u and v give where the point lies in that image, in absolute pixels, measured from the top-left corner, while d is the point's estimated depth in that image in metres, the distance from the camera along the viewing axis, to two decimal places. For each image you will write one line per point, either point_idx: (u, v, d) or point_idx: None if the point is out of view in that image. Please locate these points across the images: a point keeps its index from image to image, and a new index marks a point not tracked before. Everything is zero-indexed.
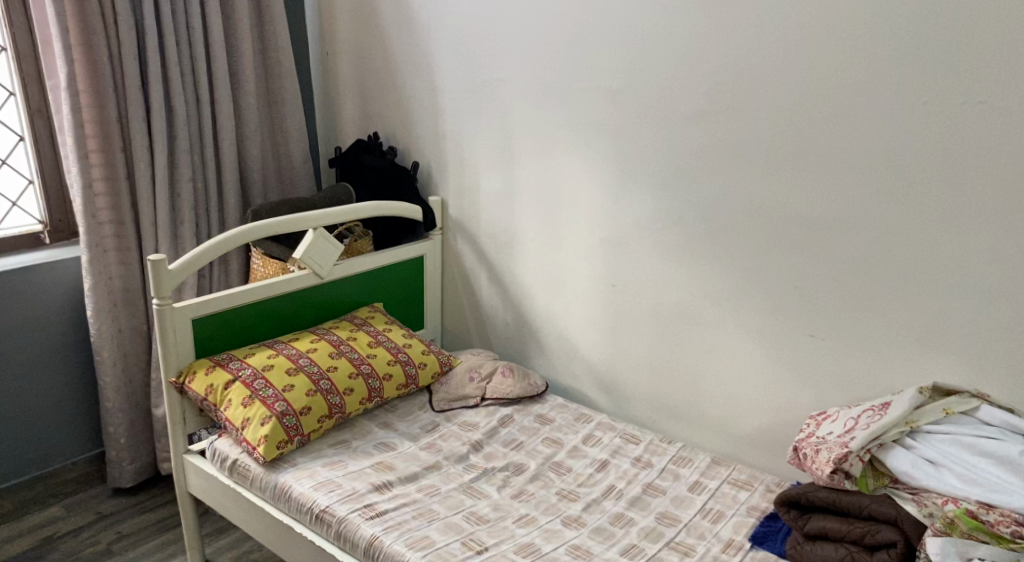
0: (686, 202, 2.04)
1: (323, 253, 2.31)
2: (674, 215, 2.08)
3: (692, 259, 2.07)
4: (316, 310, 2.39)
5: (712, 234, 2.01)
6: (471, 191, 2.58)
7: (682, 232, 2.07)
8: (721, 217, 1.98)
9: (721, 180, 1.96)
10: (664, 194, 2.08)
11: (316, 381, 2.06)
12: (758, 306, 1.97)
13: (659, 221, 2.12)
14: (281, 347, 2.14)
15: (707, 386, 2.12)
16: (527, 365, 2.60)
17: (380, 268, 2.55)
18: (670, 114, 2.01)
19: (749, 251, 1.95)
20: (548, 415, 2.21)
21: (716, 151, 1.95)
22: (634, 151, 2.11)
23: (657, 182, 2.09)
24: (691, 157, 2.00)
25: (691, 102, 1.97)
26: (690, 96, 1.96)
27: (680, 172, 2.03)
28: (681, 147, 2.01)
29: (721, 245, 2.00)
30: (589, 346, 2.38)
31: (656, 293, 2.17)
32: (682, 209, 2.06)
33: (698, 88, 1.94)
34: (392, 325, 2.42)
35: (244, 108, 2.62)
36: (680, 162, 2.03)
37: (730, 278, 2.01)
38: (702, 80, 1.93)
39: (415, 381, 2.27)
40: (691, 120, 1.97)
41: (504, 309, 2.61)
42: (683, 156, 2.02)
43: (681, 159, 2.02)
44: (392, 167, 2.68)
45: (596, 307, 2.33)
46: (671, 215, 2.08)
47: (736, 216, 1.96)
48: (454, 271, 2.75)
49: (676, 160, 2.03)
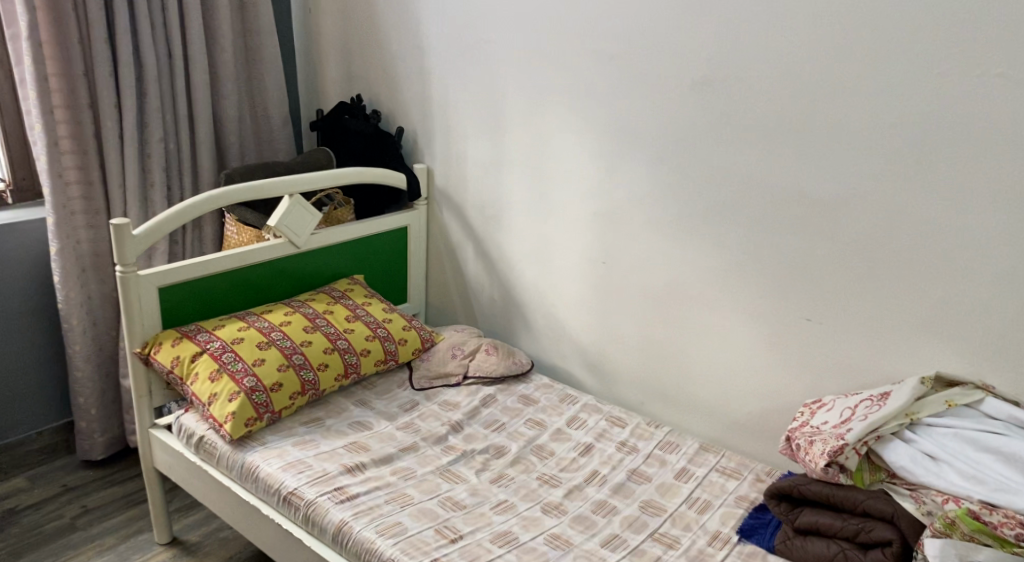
0: (683, 176, 1.94)
1: (301, 220, 2.22)
2: (669, 189, 1.97)
3: (686, 236, 1.97)
4: (292, 281, 2.28)
5: (708, 210, 1.91)
6: (458, 160, 2.46)
7: (678, 208, 1.97)
8: (720, 193, 1.88)
9: (719, 153, 1.85)
10: (660, 167, 1.98)
11: (289, 356, 1.97)
12: (754, 287, 1.88)
13: (654, 196, 2.01)
14: (254, 319, 2.04)
15: (698, 369, 2.04)
16: (512, 342, 2.51)
17: (361, 239, 2.44)
18: (668, 82, 1.89)
19: (747, 229, 1.86)
20: (533, 395, 2.13)
21: (717, 122, 1.83)
22: (628, 120, 2.00)
23: (652, 154, 1.98)
24: (690, 128, 1.89)
25: (689, 69, 1.85)
26: (689, 62, 1.84)
27: (677, 144, 1.92)
28: (680, 117, 1.90)
29: (718, 222, 1.91)
30: (578, 325, 2.30)
31: (649, 273, 2.08)
32: (679, 184, 1.95)
33: (698, 54, 1.82)
34: (372, 298, 2.32)
35: (220, 65, 2.48)
36: (678, 133, 1.91)
37: (727, 256, 1.91)
38: (703, 46, 1.81)
39: (394, 357, 2.18)
40: (691, 88, 1.86)
41: (491, 284, 2.51)
42: (681, 128, 1.90)
43: (680, 131, 1.91)
44: (376, 132, 2.56)
45: (586, 285, 2.25)
46: (667, 189, 1.98)
47: (733, 192, 1.86)
48: (440, 243, 2.64)
49: (674, 131, 1.92)
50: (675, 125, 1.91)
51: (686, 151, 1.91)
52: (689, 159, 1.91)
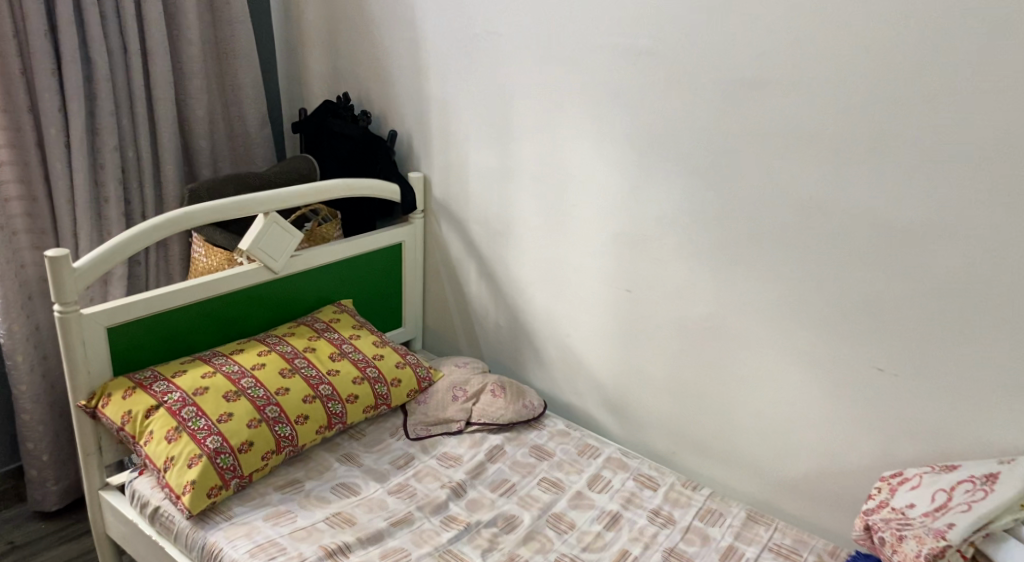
0: (728, 195, 1.63)
1: (278, 241, 1.92)
2: (709, 210, 1.67)
3: (729, 266, 1.67)
4: (268, 311, 1.98)
5: (758, 236, 1.61)
6: (460, 168, 2.15)
7: (721, 232, 1.66)
8: (773, 216, 1.57)
9: (774, 169, 1.55)
10: (699, 183, 1.67)
11: (261, 408, 1.66)
12: (813, 328, 1.58)
13: (691, 217, 1.70)
14: (221, 362, 1.74)
15: (744, 418, 1.74)
16: (520, 376, 2.21)
17: (348, 259, 2.14)
18: (710, 83, 1.58)
19: (805, 261, 1.55)
20: (547, 447, 1.83)
21: (772, 133, 1.53)
22: (660, 128, 1.69)
23: (689, 169, 1.67)
24: (737, 139, 1.58)
25: (738, 69, 1.54)
26: (738, 61, 1.53)
27: (722, 157, 1.61)
28: (726, 124, 1.59)
29: (769, 251, 1.60)
30: (597, 360, 1.99)
31: (682, 306, 1.78)
32: (723, 204, 1.64)
33: (750, 49, 1.51)
34: (361, 330, 2.01)
35: (188, 61, 2.17)
36: (723, 144, 1.60)
37: (780, 290, 1.61)
38: (756, 40, 1.50)
39: (387, 402, 1.87)
40: (739, 90, 1.55)
41: (497, 309, 2.20)
42: (725, 138, 1.60)
43: (725, 141, 1.60)
44: (366, 136, 2.24)
45: (607, 316, 1.94)
46: (707, 210, 1.67)
47: (789, 216, 1.55)
48: (438, 261, 2.33)
49: (717, 142, 1.61)
50: (719, 132, 1.60)
51: (732, 165, 1.60)
52: (734, 174, 1.61)
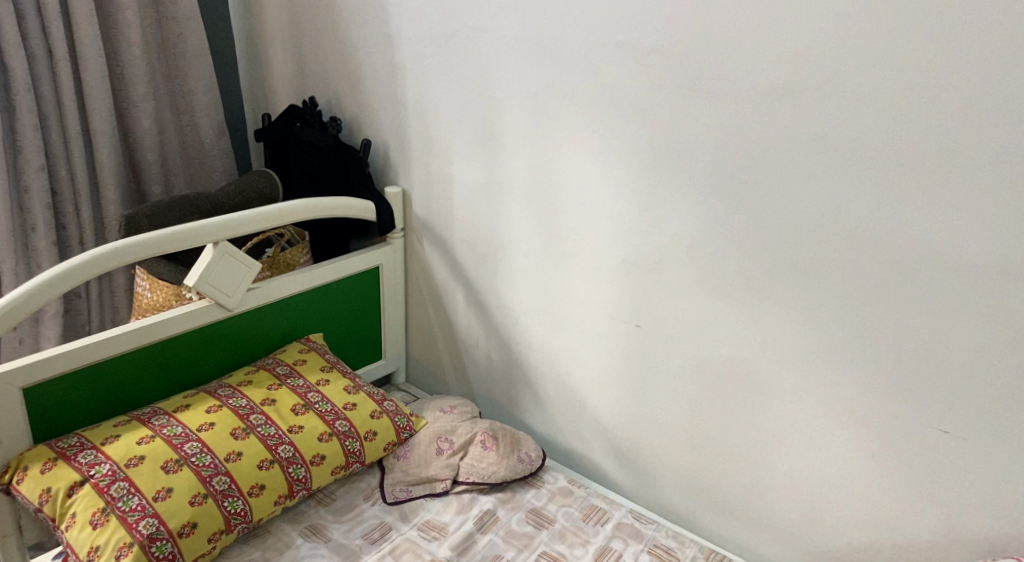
0: (758, 218, 1.36)
1: (229, 273, 1.65)
2: (735, 237, 1.40)
3: (759, 302, 1.41)
4: (222, 353, 1.72)
5: (794, 269, 1.34)
6: (442, 183, 1.88)
7: (749, 263, 1.40)
8: (812, 244, 1.31)
9: (812, 190, 1.29)
10: (721, 205, 1.40)
11: (207, 480, 1.41)
12: (862, 378, 1.32)
13: (712, 244, 1.44)
14: (162, 422, 1.48)
15: (774, 477, 1.48)
16: (515, 416, 1.94)
17: (317, 290, 1.87)
18: (736, 88, 1.32)
19: (852, 299, 1.29)
20: (546, 510, 1.57)
21: (812, 147, 1.26)
22: (675, 140, 1.42)
23: (709, 188, 1.41)
24: (768, 153, 1.32)
25: (770, 71, 1.27)
26: (769, 61, 1.27)
27: (750, 175, 1.35)
28: (756, 136, 1.32)
29: (807, 286, 1.34)
30: (603, 403, 1.73)
31: (702, 346, 1.51)
32: (751, 230, 1.38)
33: (785, 47, 1.25)
34: (331, 372, 1.75)
35: (129, 64, 1.89)
36: (751, 159, 1.34)
37: (823, 331, 1.34)
38: (793, 35, 1.23)
39: (360, 459, 1.62)
40: (772, 95, 1.28)
41: (487, 341, 1.94)
42: (754, 153, 1.33)
43: (754, 156, 1.33)
44: (337, 146, 1.99)
45: (613, 353, 1.68)
46: (732, 235, 1.41)
47: (832, 246, 1.29)
48: (421, 285, 2.07)
49: (744, 156, 1.35)
50: (748, 145, 1.34)
51: (764, 183, 1.34)
52: (766, 195, 1.34)
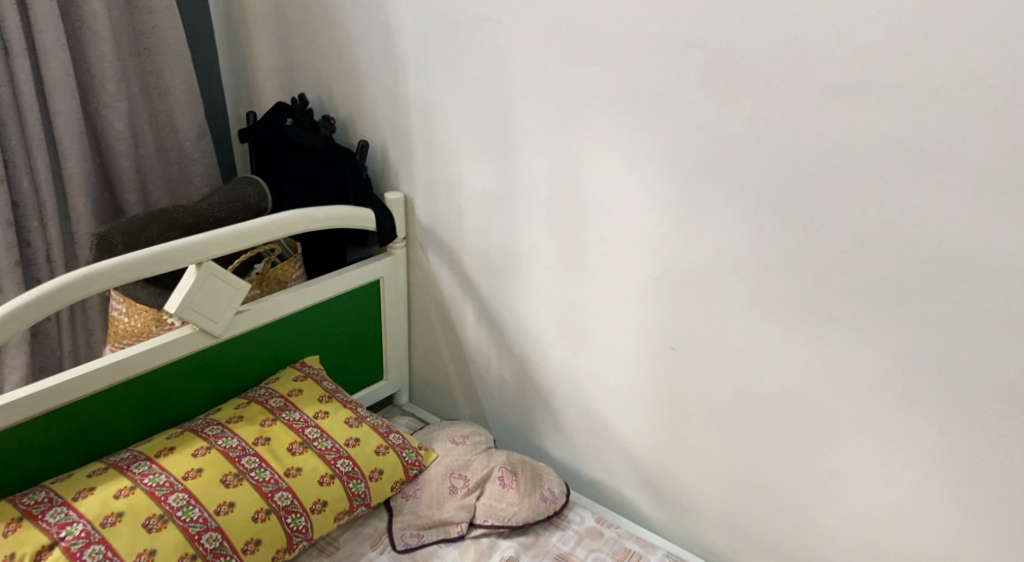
0: (818, 238, 1.21)
1: (215, 297, 1.47)
2: (790, 256, 1.25)
3: (817, 330, 1.27)
4: (209, 384, 1.54)
5: (861, 295, 1.21)
6: (449, 189, 1.71)
7: (807, 286, 1.25)
8: (884, 268, 1.17)
9: (884, 207, 1.14)
10: (773, 220, 1.25)
11: (195, 538, 1.24)
12: (937, 417, 1.19)
13: (762, 264, 1.28)
14: (143, 471, 1.30)
15: (831, 520, 1.36)
16: (532, 442, 1.78)
17: (312, 309, 1.69)
18: (793, 88, 1.16)
19: (928, 330, 1.16)
20: (575, 556, 1.42)
21: (886, 158, 1.11)
22: (720, 147, 1.26)
23: (760, 201, 1.25)
24: (832, 163, 1.16)
25: (835, 71, 1.12)
26: (835, 59, 1.11)
27: (809, 187, 1.19)
28: (818, 145, 1.16)
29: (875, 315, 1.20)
30: (632, 432, 1.57)
31: (749, 375, 1.37)
32: (809, 249, 1.23)
33: (853, 43, 1.09)
34: (330, 402, 1.58)
35: (99, 60, 1.69)
36: (811, 171, 1.18)
37: (892, 366, 1.21)
38: (865, 27, 1.07)
39: (365, 502, 1.46)
40: (837, 97, 1.13)
41: (501, 360, 1.76)
42: (815, 163, 1.18)
43: (815, 168, 1.18)
44: (330, 148, 1.80)
45: (644, 379, 1.52)
46: (786, 255, 1.25)
47: (907, 271, 1.15)
48: (425, 299, 1.89)
49: (803, 167, 1.19)
50: (807, 154, 1.18)
51: (825, 198, 1.18)
52: (828, 210, 1.19)
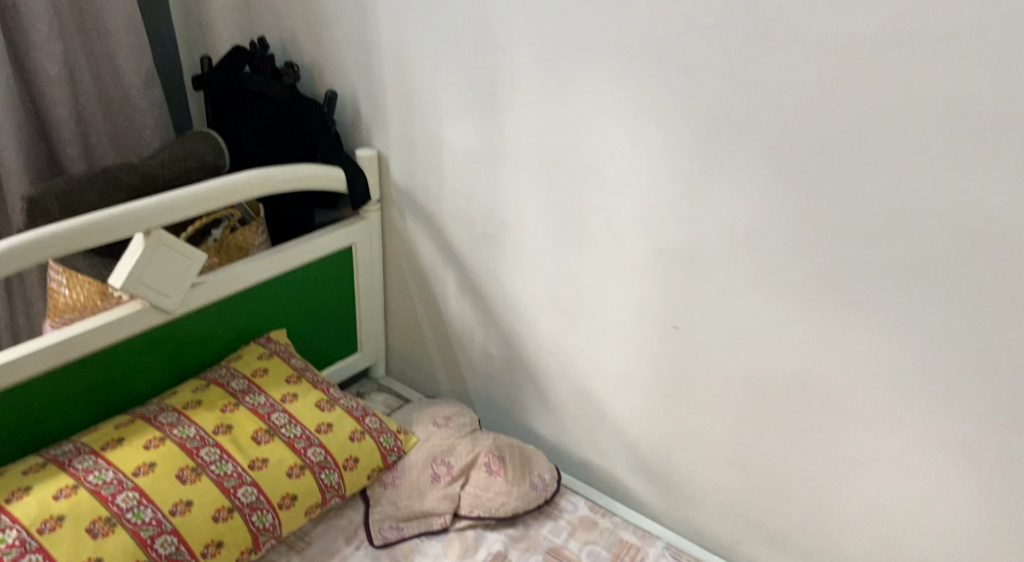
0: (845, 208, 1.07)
1: (167, 268, 1.31)
2: (811, 230, 1.12)
3: (839, 311, 1.14)
4: (161, 364, 1.38)
5: (891, 272, 1.07)
6: (428, 147, 1.54)
7: (829, 261, 1.12)
8: (918, 242, 1.03)
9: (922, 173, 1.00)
10: (795, 189, 1.11)
11: (147, 544, 1.09)
12: (969, 405, 1.07)
13: (780, 235, 1.15)
14: (87, 466, 1.14)
15: (844, 511, 1.25)
16: (518, 422, 1.66)
17: (279, 279, 1.53)
18: (825, 39, 1.01)
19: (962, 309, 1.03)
20: (568, 550, 1.31)
21: (930, 115, 0.97)
22: (736, 106, 1.11)
23: (781, 168, 1.11)
24: (866, 125, 1.02)
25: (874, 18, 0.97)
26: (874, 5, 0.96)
27: (838, 150, 1.05)
28: (850, 101, 1.02)
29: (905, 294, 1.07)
30: (627, 413, 1.46)
31: (760, 356, 1.25)
32: (835, 222, 1.09)
33: None
34: (299, 383, 1.43)
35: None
36: (841, 130, 1.04)
37: (922, 349, 1.08)
38: None
39: (339, 493, 1.33)
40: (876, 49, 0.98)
41: (486, 335, 1.63)
42: (846, 122, 1.03)
43: (845, 126, 1.03)
44: (295, 99, 1.62)
45: (642, 357, 1.40)
46: (808, 226, 1.12)
47: (944, 245, 1.01)
48: (401, 266, 1.73)
49: (831, 126, 1.04)
50: (836, 114, 1.03)
51: (857, 163, 1.04)
52: (858, 176, 1.05)
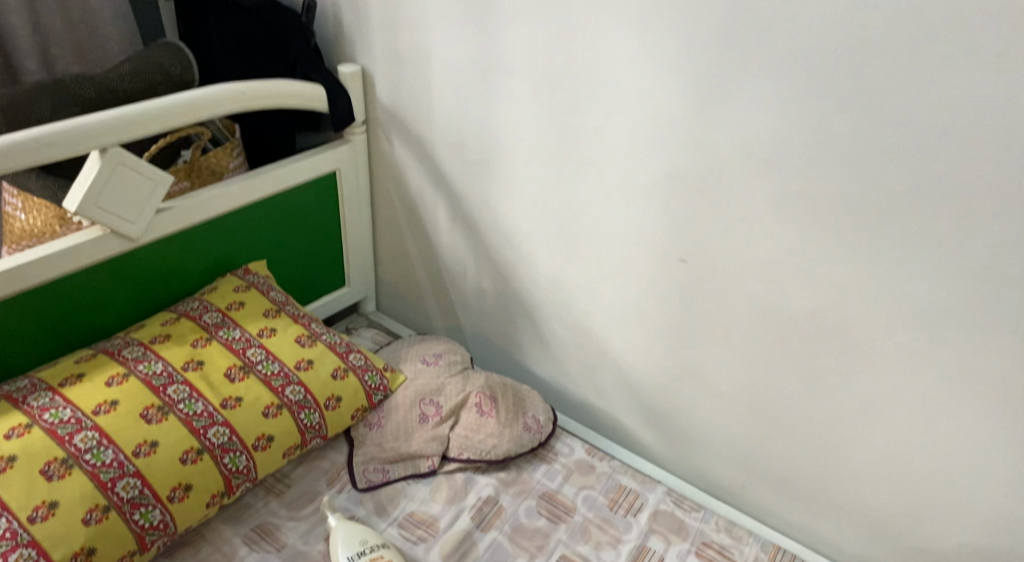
0: (893, 111, 0.91)
1: (130, 190, 1.18)
2: (842, 159, 0.97)
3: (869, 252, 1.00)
4: (129, 295, 1.28)
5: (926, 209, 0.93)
6: (415, 63, 1.38)
7: (864, 191, 0.97)
8: (985, 148, 0.87)
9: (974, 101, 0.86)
10: (827, 113, 0.96)
11: (107, 487, 1.01)
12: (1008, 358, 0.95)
13: (812, 144, 0.99)
14: (43, 404, 1.06)
15: (863, 459, 1.13)
16: (512, 360, 1.56)
17: (256, 205, 1.41)
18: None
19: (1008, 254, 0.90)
20: (563, 496, 1.23)
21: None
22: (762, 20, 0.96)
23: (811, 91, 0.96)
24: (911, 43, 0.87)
25: None
26: None
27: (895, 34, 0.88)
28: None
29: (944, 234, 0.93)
30: (629, 354, 1.34)
31: (773, 291, 1.11)
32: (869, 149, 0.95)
33: None
34: (278, 317, 1.33)
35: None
36: (893, 10, 0.87)
37: (964, 285, 0.94)
38: None
39: (320, 434, 1.25)
40: None
41: (479, 268, 1.50)
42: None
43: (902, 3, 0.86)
44: (268, 8, 1.45)
45: (646, 291, 1.26)
46: (844, 130, 0.95)
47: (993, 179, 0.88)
48: (389, 195, 1.59)
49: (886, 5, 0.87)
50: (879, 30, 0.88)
51: (909, 48, 0.88)
52: (912, 66, 0.88)
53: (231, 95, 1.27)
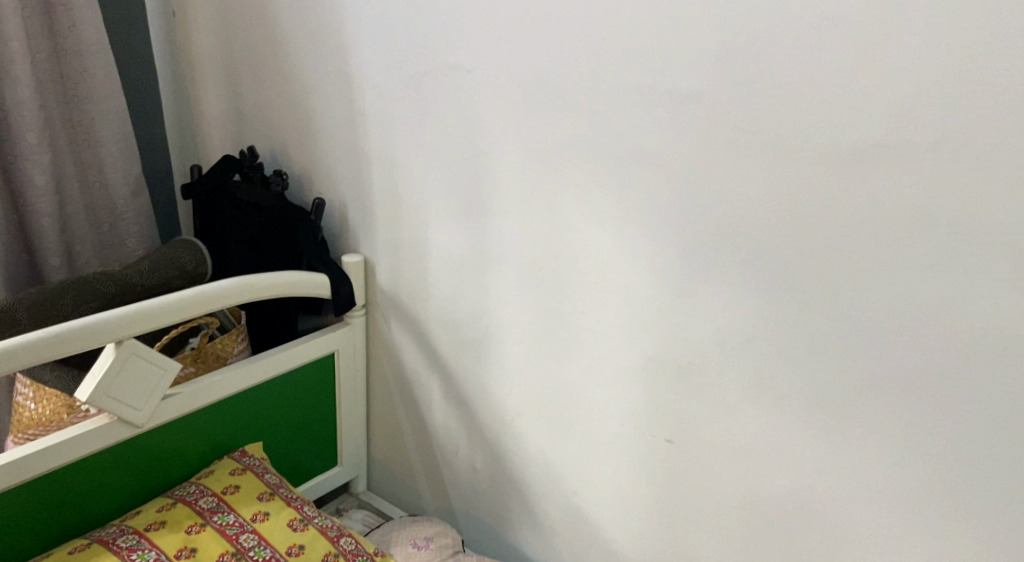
0: (849, 315, 1.01)
1: (140, 381, 1.24)
2: (808, 353, 1.06)
3: (840, 436, 1.07)
4: (127, 480, 1.30)
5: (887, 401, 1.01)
6: (414, 258, 1.51)
7: (829, 382, 1.05)
8: (940, 342, 0.95)
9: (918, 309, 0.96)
10: (790, 313, 1.06)
11: None
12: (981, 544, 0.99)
13: (780, 338, 1.08)
14: None
15: None
16: (504, 541, 1.56)
17: (257, 388, 1.47)
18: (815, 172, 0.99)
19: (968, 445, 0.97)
20: None
21: (943, 211, 0.91)
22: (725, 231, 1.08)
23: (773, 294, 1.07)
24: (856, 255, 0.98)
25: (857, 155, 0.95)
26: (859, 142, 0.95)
27: (844, 247, 0.99)
28: (862, 191, 0.96)
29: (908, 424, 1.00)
30: (620, 535, 1.36)
31: (754, 473, 1.16)
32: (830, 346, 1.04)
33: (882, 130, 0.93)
34: (272, 500, 1.35)
35: (7, 61, 1.42)
36: (840, 226, 0.99)
37: (931, 472, 1.00)
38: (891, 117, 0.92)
39: None
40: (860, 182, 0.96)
41: (471, 447, 1.54)
42: (849, 215, 0.98)
43: (847, 222, 0.98)
44: (280, 207, 1.60)
45: (634, 472, 1.30)
46: (807, 329, 1.05)
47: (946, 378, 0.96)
48: (385, 375, 1.67)
49: (833, 222, 0.99)
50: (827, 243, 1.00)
51: (857, 259, 0.99)
52: (863, 274, 0.99)
53: (240, 286, 1.37)
